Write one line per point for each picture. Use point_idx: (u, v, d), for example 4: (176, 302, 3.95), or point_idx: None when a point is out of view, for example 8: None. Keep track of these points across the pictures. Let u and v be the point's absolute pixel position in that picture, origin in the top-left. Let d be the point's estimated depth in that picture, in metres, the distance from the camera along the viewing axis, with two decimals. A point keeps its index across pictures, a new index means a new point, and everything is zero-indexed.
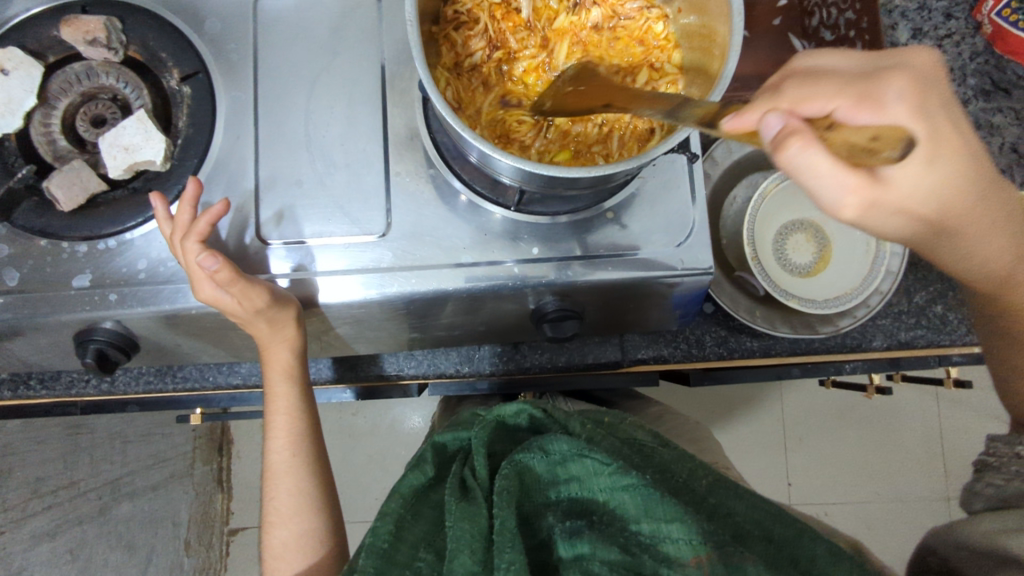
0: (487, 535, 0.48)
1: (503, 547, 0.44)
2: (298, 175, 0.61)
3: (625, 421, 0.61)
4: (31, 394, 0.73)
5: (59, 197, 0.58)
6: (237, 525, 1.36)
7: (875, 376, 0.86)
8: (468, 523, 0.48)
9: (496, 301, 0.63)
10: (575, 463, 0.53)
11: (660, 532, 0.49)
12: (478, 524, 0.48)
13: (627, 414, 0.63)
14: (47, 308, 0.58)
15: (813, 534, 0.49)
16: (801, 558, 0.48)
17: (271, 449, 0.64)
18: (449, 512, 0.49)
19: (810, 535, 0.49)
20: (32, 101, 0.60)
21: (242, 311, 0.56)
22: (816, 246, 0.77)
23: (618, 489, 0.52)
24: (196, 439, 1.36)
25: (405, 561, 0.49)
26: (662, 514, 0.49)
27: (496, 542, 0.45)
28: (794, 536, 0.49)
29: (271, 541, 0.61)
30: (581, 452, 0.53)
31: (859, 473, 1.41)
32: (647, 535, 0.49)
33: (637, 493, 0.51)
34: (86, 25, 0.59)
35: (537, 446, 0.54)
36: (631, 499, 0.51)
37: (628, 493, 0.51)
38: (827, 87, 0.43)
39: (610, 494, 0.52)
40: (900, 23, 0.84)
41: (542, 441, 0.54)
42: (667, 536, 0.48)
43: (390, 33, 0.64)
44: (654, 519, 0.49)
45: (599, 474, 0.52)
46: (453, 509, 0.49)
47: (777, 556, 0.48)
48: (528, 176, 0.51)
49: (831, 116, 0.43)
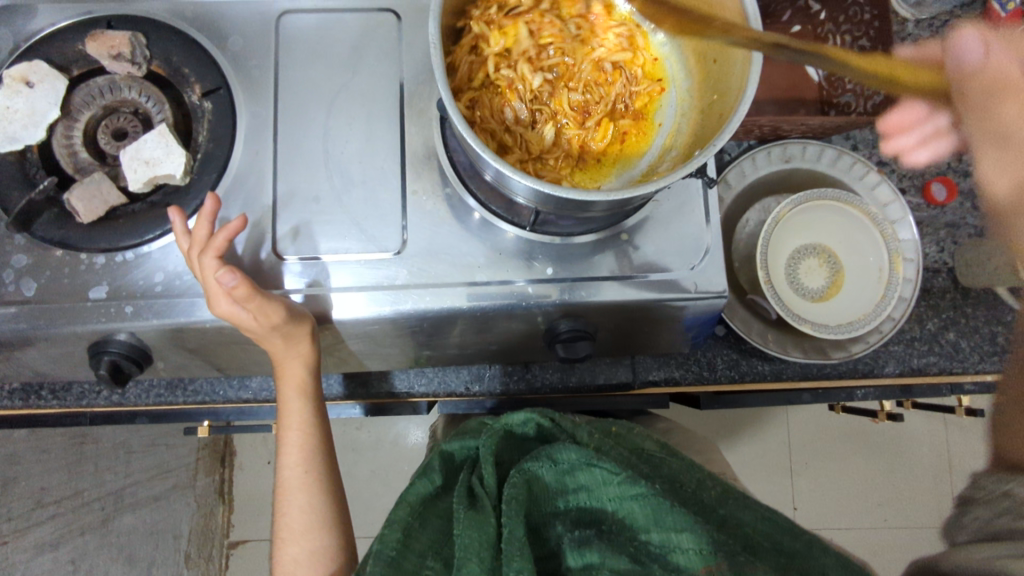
0: (495, 543, 0.48)
1: (513, 556, 0.44)
2: (316, 192, 0.62)
3: (633, 431, 0.61)
4: (42, 404, 0.73)
5: (80, 209, 0.59)
6: (238, 538, 1.36)
7: (886, 401, 0.85)
8: (476, 532, 0.47)
9: (508, 321, 0.63)
10: (584, 473, 0.53)
11: (670, 542, 0.49)
12: (486, 532, 0.47)
13: (635, 424, 0.63)
14: (63, 318, 0.58)
15: (822, 546, 0.49)
16: (812, 569, 0.47)
17: (283, 464, 0.64)
18: (457, 520, 0.49)
19: (820, 547, 0.48)
20: (55, 114, 0.61)
21: (258, 326, 0.57)
22: (829, 271, 0.77)
23: (627, 498, 0.51)
24: (200, 450, 1.37)
25: (412, 569, 0.49)
26: (672, 523, 0.49)
27: (504, 551, 0.45)
28: (805, 548, 0.49)
29: (281, 558, 0.60)
30: (590, 461, 0.53)
31: (867, 499, 1.39)
32: (656, 545, 0.50)
33: (646, 503, 0.50)
34: (111, 40, 0.61)
35: (546, 455, 0.53)
36: (640, 509, 0.51)
37: (637, 503, 0.51)
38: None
39: (618, 504, 0.52)
40: (913, 50, 0.85)
41: (550, 450, 0.53)
42: (676, 546, 0.49)
43: (410, 52, 0.65)
44: (664, 529, 0.50)
45: (607, 484, 0.52)
46: (461, 517, 0.49)
47: (788, 567, 0.48)
48: (543, 196, 0.51)
49: None
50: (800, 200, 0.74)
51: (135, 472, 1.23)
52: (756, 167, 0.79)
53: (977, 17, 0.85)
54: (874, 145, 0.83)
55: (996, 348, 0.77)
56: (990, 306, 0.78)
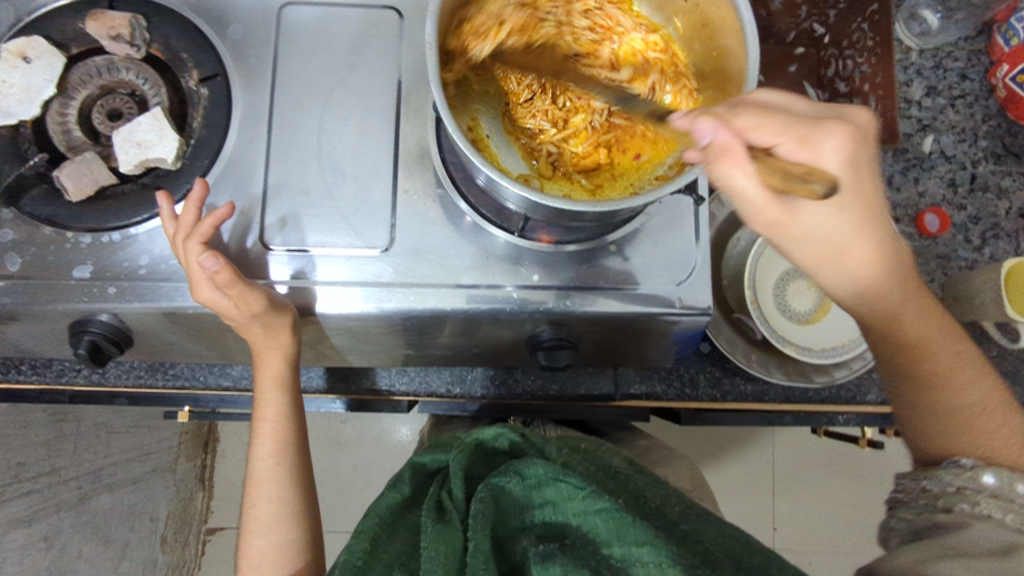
0: (461, 557, 0.48)
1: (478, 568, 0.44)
2: (306, 185, 0.62)
3: (601, 447, 0.62)
4: (21, 379, 0.73)
5: (69, 186, 0.59)
6: (215, 525, 1.29)
7: (867, 427, 0.85)
8: (442, 545, 0.47)
9: (491, 325, 0.63)
10: (550, 486, 0.54)
11: (631, 556, 0.49)
12: (453, 546, 0.48)
13: (605, 441, 0.63)
14: (47, 296, 0.58)
15: (780, 565, 0.48)
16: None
17: (254, 455, 0.63)
18: (424, 533, 0.49)
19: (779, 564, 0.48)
20: (51, 91, 0.61)
21: (237, 314, 0.56)
22: (817, 295, 0.76)
23: (591, 513, 0.52)
24: (183, 434, 1.31)
25: None
26: (633, 538, 0.49)
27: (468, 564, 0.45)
28: (762, 565, 0.48)
29: (248, 548, 0.61)
30: (556, 476, 0.54)
31: (847, 522, 1.39)
32: (618, 558, 0.49)
33: (609, 517, 0.51)
34: (111, 21, 0.61)
35: (513, 470, 0.54)
36: (603, 522, 0.51)
37: (601, 517, 0.51)
38: (775, 122, 0.45)
39: (583, 518, 0.52)
40: (915, 80, 0.85)
41: (518, 465, 0.55)
42: (637, 560, 0.49)
43: (409, 52, 0.65)
44: (625, 542, 0.50)
45: (572, 499, 0.53)
46: (428, 531, 0.49)
47: None
48: (533, 205, 0.51)
49: (772, 149, 0.45)
50: None
51: (114, 453, 1.22)
52: None
53: (981, 50, 0.85)
54: None
55: None
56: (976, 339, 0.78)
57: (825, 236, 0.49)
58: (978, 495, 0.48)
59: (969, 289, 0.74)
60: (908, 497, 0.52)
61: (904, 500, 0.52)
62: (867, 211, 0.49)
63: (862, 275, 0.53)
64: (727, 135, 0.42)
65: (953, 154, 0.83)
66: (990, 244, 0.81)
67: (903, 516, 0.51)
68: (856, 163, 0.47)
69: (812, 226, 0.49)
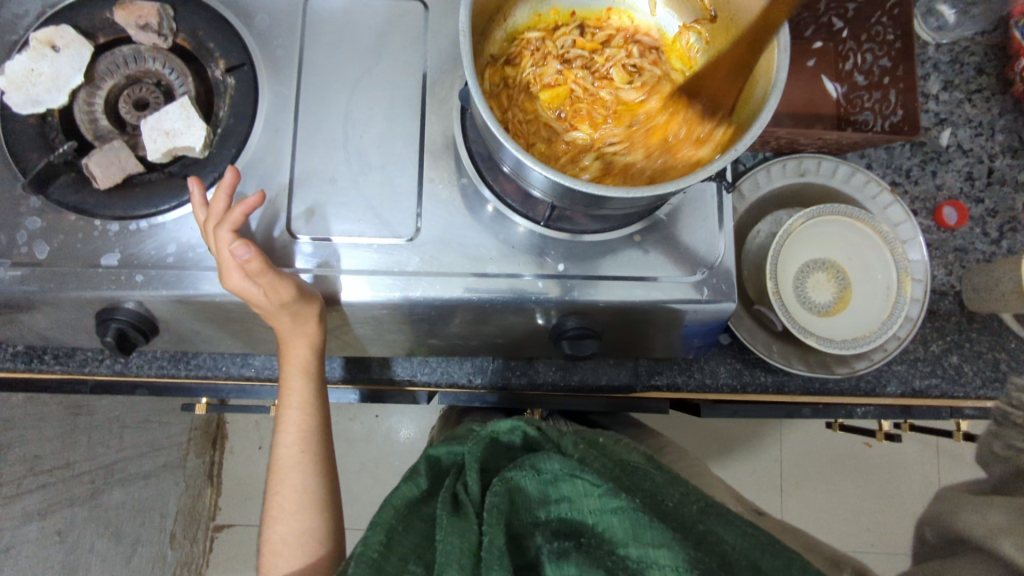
0: (476, 552, 0.48)
1: (493, 564, 0.45)
2: (333, 174, 0.62)
3: (619, 443, 0.62)
4: (44, 369, 0.73)
5: (98, 174, 0.59)
6: (224, 521, 1.41)
7: (884, 421, 0.85)
8: (458, 539, 0.47)
9: (515, 314, 0.63)
10: (566, 483, 0.54)
11: (647, 558, 0.49)
12: (468, 540, 0.48)
13: (622, 436, 0.63)
14: (74, 283, 0.58)
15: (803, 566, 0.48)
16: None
17: (280, 443, 0.63)
18: (439, 528, 0.49)
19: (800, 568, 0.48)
20: (79, 80, 0.61)
21: (268, 303, 0.57)
22: (836, 287, 0.77)
23: (607, 511, 0.52)
24: (193, 431, 1.38)
25: (394, 572, 0.49)
26: (651, 539, 0.50)
27: (484, 558, 0.46)
28: (785, 567, 0.48)
29: (271, 535, 0.61)
30: (572, 472, 0.53)
31: (856, 521, 1.39)
32: (634, 559, 0.50)
33: (626, 517, 0.51)
34: (139, 10, 0.60)
35: (529, 465, 0.54)
36: (620, 522, 0.51)
37: (617, 516, 0.52)
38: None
39: (599, 517, 0.53)
40: (933, 74, 0.85)
41: (534, 461, 0.54)
42: (653, 561, 0.49)
43: (435, 42, 0.65)
44: (642, 543, 0.50)
45: (588, 496, 0.53)
46: (443, 524, 0.49)
47: None
48: (562, 191, 0.52)
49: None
50: (814, 215, 0.74)
51: (127, 447, 1.22)
52: (770, 179, 0.79)
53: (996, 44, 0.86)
54: (888, 165, 0.83)
55: (999, 374, 0.77)
56: (994, 331, 0.78)
57: None
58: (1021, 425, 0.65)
59: (990, 280, 0.74)
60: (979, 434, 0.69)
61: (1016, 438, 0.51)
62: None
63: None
64: None
65: (970, 148, 0.84)
66: (1008, 237, 0.81)
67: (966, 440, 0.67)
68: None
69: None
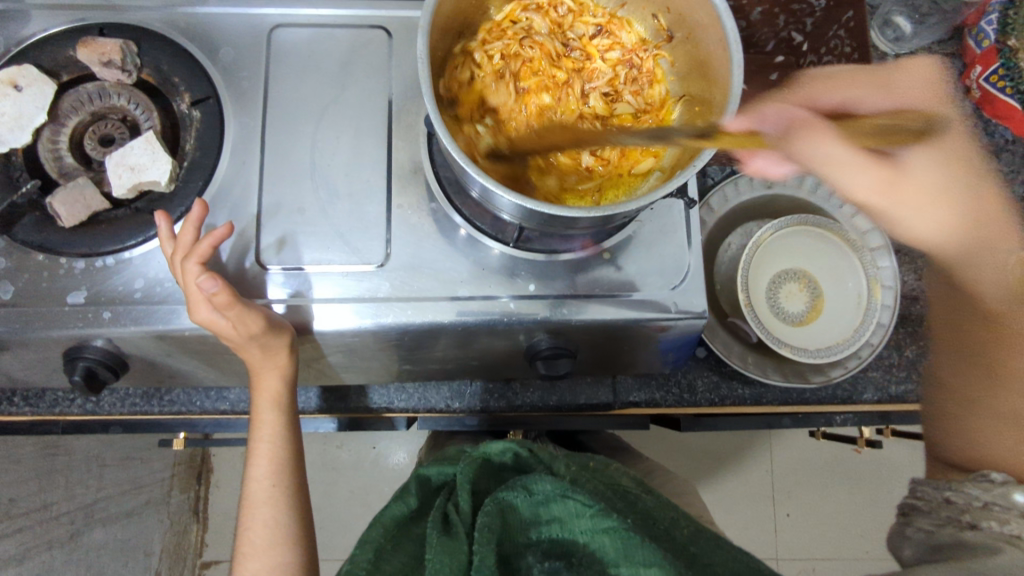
0: (465, 570, 0.47)
1: None
2: (301, 204, 0.62)
3: (610, 467, 0.62)
4: (13, 411, 0.72)
5: (62, 213, 0.58)
6: (209, 558, 1.39)
7: (865, 427, 0.85)
8: (449, 557, 0.47)
9: (489, 337, 0.63)
10: (557, 503, 0.53)
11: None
12: (458, 558, 0.47)
13: (612, 460, 0.63)
14: (40, 323, 0.58)
15: None
16: None
17: (251, 477, 0.62)
18: (429, 546, 0.48)
19: None
20: (43, 118, 0.61)
21: (236, 335, 0.56)
22: (809, 296, 0.77)
23: (599, 531, 0.52)
24: (177, 466, 1.36)
25: None
26: (641, 558, 0.49)
27: None
28: None
29: (242, 572, 0.59)
30: (564, 492, 0.53)
31: (848, 528, 1.39)
32: None
33: (617, 537, 0.51)
34: (102, 47, 0.61)
35: (521, 485, 0.53)
36: (611, 542, 0.51)
37: (608, 536, 0.51)
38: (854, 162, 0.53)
39: (590, 537, 0.53)
40: None
41: (525, 482, 0.54)
42: None
43: (399, 70, 0.66)
44: (633, 564, 0.49)
45: (580, 516, 0.53)
46: (434, 543, 0.48)
47: None
48: (527, 212, 0.52)
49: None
50: (782, 226, 0.77)
51: (107, 486, 1.20)
52: (739, 192, 0.80)
53: (953, 53, 0.88)
54: None
55: None
56: None
57: (922, 182, 0.57)
58: (1008, 514, 0.47)
59: None
60: (926, 506, 0.51)
61: (922, 509, 0.51)
62: (909, 179, 0.57)
63: (948, 223, 0.60)
64: (804, 122, 0.52)
65: None
66: None
67: (919, 525, 0.51)
68: (921, 83, 0.65)
69: (833, 158, 0.52)
